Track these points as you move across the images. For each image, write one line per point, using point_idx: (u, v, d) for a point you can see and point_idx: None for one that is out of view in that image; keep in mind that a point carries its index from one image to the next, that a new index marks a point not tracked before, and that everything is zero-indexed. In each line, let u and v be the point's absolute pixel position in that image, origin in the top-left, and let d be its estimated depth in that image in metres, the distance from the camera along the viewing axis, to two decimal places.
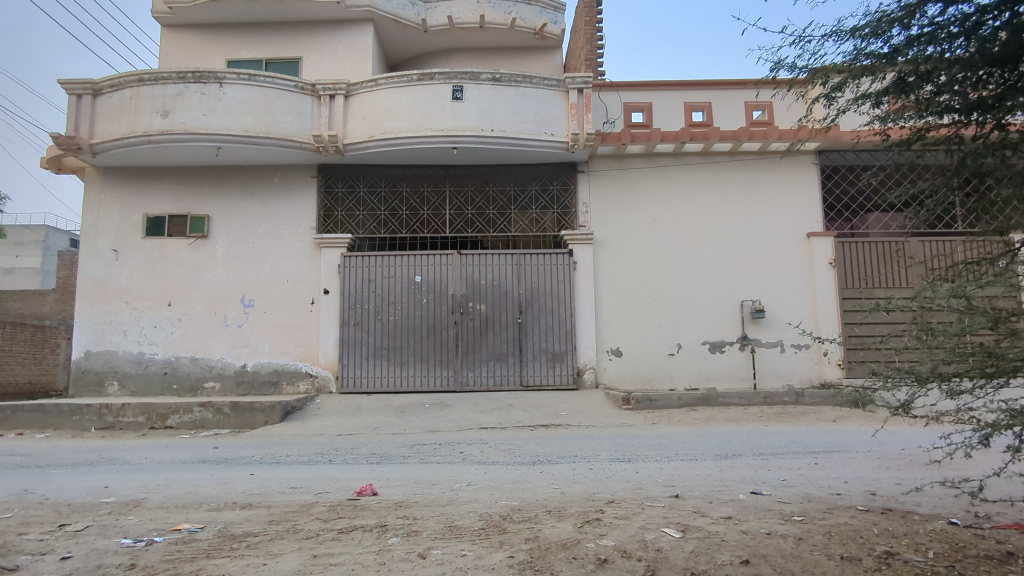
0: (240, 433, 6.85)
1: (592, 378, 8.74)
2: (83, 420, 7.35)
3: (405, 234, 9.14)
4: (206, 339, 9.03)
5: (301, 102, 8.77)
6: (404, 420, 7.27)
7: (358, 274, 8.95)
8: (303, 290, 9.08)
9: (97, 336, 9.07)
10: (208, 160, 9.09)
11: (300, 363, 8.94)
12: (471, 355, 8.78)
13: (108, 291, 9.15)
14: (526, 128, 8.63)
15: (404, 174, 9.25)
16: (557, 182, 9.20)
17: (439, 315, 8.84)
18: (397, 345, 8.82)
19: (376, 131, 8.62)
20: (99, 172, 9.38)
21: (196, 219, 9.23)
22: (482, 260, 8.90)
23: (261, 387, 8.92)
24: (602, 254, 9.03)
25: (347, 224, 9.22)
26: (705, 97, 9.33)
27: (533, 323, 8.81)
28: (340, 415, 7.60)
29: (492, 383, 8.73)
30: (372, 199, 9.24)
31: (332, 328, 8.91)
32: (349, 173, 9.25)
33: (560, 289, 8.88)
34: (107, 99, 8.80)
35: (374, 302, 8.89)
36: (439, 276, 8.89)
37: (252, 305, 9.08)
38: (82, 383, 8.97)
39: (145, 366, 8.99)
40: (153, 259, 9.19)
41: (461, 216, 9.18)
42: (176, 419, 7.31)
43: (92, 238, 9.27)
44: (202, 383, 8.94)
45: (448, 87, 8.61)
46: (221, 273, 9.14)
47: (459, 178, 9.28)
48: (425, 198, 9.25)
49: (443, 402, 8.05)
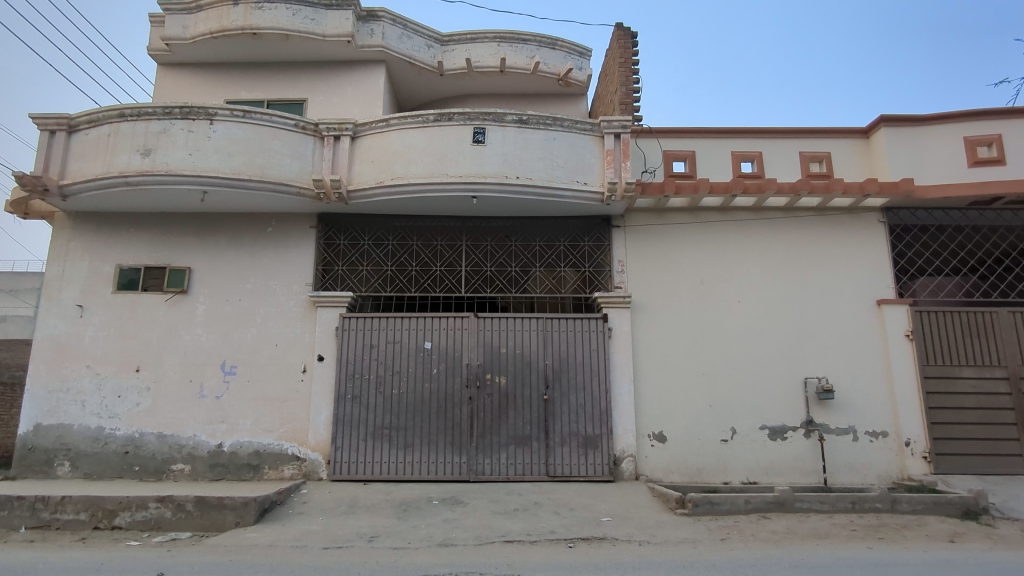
0: (200, 543, 5.50)
1: (631, 469, 7.38)
2: (13, 517, 6.07)
3: (414, 293, 7.93)
4: (177, 413, 7.71)
5: (300, 143, 7.74)
6: (408, 524, 5.91)
7: (359, 339, 7.72)
8: (294, 356, 7.81)
9: (49, 406, 7.76)
10: (193, 206, 7.99)
11: (286, 444, 7.59)
12: (488, 438, 7.43)
13: (67, 353, 7.89)
14: (556, 175, 7.52)
15: (416, 225, 8.14)
16: (588, 237, 8.06)
17: (452, 389, 7.55)
18: (401, 424, 7.49)
19: (385, 177, 7.53)
20: (70, 217, 8.30)
21: (175, 271, 8.06)
22: (503, 326, 7.68)
23: (238, 472, 7.56)
24: (641, 320, 7.80)
25: (348, 281, 8.04)
26: (756, 146, 8.25)
27: (563, 401, 7.50)
28: (330, 515, 6.25)
29: (513, 472, 7.34)
30: (378, 253, 8.10)
31: (326, 403, 7.62)
32: (353, 224, 8.16)
33: (593, 361, 7.60)
34: (83, 136, 7.78)
35: (377, 373, 7.63)
36: (452, 343, 7.65)
37: (234, 373, 7.80)
38: (28, 463, 7.62)
39: (103, 444, 7.65)
40: (123, 318, 7.97)
41: (478, 274, 7.99)
42: (126, 518, 6.01)
43: (55, 293, 8.08)
44: (169, 465, 7.58)
45: (469, 129, 7.58)
46: (200, 334, 7.90)
47: (477, 231, 8.15)
48: (438, 252, 8.09)
49: (456, 498, 6.67)
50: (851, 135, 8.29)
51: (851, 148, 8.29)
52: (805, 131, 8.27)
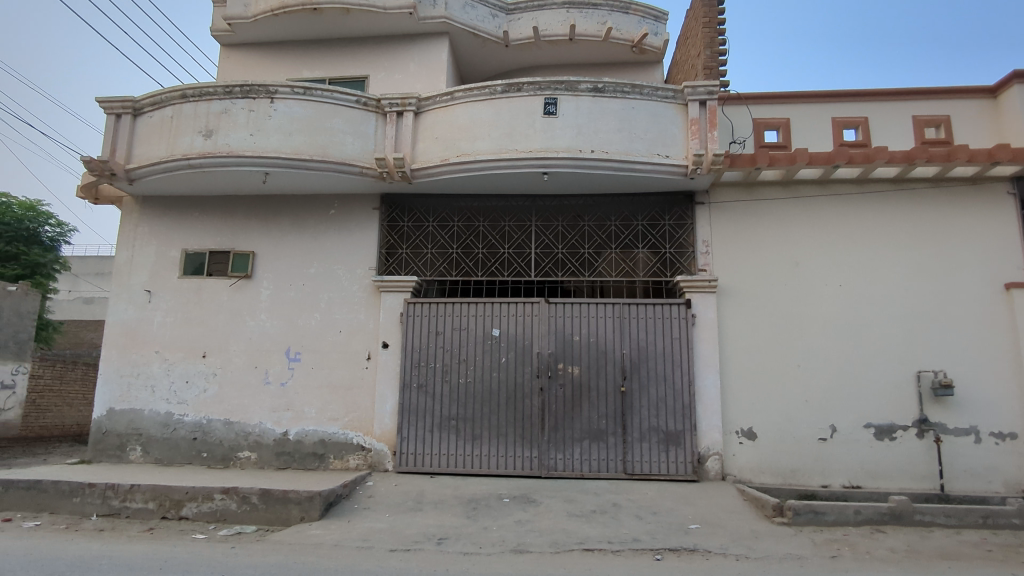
0: (264, 539, 5.32)
1: (717, 468, 6.76)
2: (85, 504, 6.09)
3: (480, 276, 7.49)
4: (243, 400, 7.59)
5: (362, 120, 7.37)
6: (478, 524, 5.52)
7: (424, 326, 7.37)
8: (358, 343, 7.53)
9: (121, 392, 7.79)
10: (256, 188, 7.78)
11: (351, 433, 7.34)
12: (561, 431, 6.96)
13: (137, 339, 7.89)
14: (634, 147, 6.87)
15: (483, 205, 7.69)
16: (667, 215, 7.40)
17: (521, 379, 7.11)
18: (468, 415, 7.12)
19: (450, 153, 7.08)
20: (138, 202, 8.27)
21: (239, 256, 7.90)
22: (576, 312, 7.15)
23: (304, 461, 7.38)
24: (729, 306, 7.10)
25: (412, 265, 7.69)
26: (860, 111, 7.33)
27: (641, 393, 6.93)
28: (396, 511, 5.94)
29: (587, 469, 6.85)
30: (443, 234, 7.70)
31: (391, 391, 7.32)
32: (418, 205, 7.78)
33: (674, 351, 6.98)
34: (147, 119, 7.68)
35: (443, 361, 7.27)
36: (522, 330, 7.19)
37: (298, 360, 7.60)
38: (103, 447, 7.68)
39: (172, 429, 7.62)
40: (189, 303, 7.89)
41: (549, 256, 7.47)
42: (193, 509, 5.91)
43: (125, 278, 8.09)
44: (235, 453, 7.48)
45: (539, 99, 7.02)
46: (265, 320, 7.73)
47: (548, 210, 7.60)
48: (505, 233, 7.60)
49: (528, 496, 6.24)
50: (974, 95, 7.26)
51: (974, 110, 7.26)
52: (920, 92, 7.29)
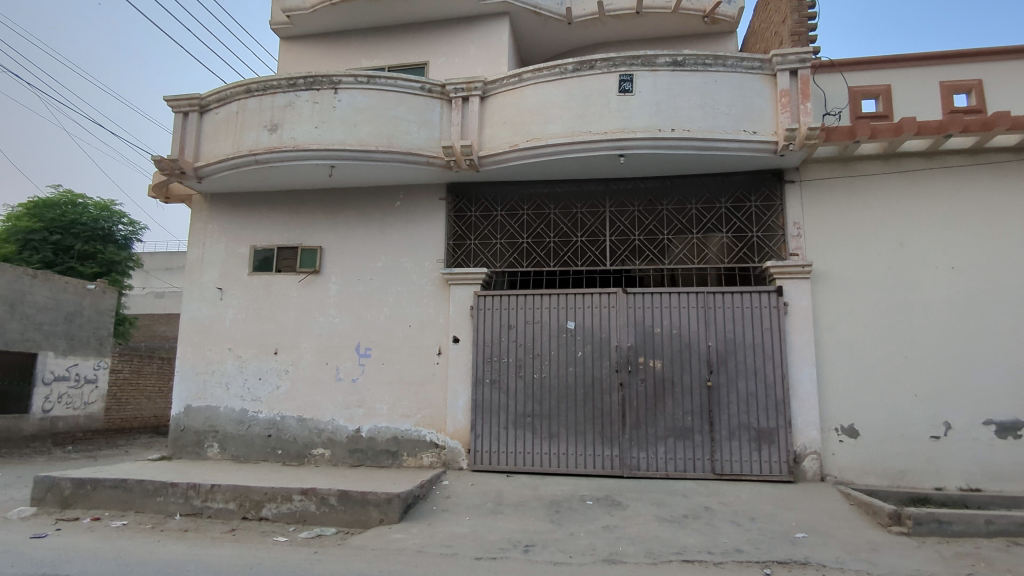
0: (345, 543, 5.21)
1: (816, 469, 6.26)
2: (169, 503, 6.14)
3: (553, 267, 7.16)
4: (315, 397, 7.52)
5: (426, 107, 7.11)
6: (565, 530, 5.24)
7: (495, 319, 7.11)
8: (428, 338, 7.34)
9: (197, 389, 7.85)
10: (321, 181, 7.65)
11: (423, 430, 7.17)
12: (643, 429, 6.59)
13: (211, 336, 7.93)
14: (718, 124, 6.36)
15: (553, 192, 7.34)
16: (754, 196, 6.86)
17: (599, 374, 6.77)
18: (544, 412, 6.84)
19: (519, 138, 6.75)
20: (207, 200, 8.29)
21: (307, 251, 7.82)
22: (656, 302, 6.74)
23: (377, 458, 7.26)
24: (824, 293, 6.54)
25: (481, 256, 7.41)
26: (973, 74, 6.59)
27: (729, 388, 6.49)
28: (476, 514, 5.73)
29: (672, 468, 6.47)
30: (512, 224, 7.39)
31: (464, 386, 7.10)
32: (485, 194, 7.50)
33: (765, 343, 6.48)
34: (213, 116, 7.64)
35: (516, 355, 7.00)
36: (599, 322, 6.84)
37: (368, 356, 7.47)
38: (182, 444, 7.77)
39: (247, 426, 7.63)
40: (260, 299, 7.86)
41: (625, 244, 7.07)
42: (272, 510, 5.87)
43: (197, 276, 8.13)
44: (310, 450, 7.43)
45: (614, 77, 6.60)
46: (334, 316, 7.63)
47: (622, 195, 7.19)
48: (578, 220, 7.23)
49: (613, 499, 5.92)
50: None
51: None
52: None
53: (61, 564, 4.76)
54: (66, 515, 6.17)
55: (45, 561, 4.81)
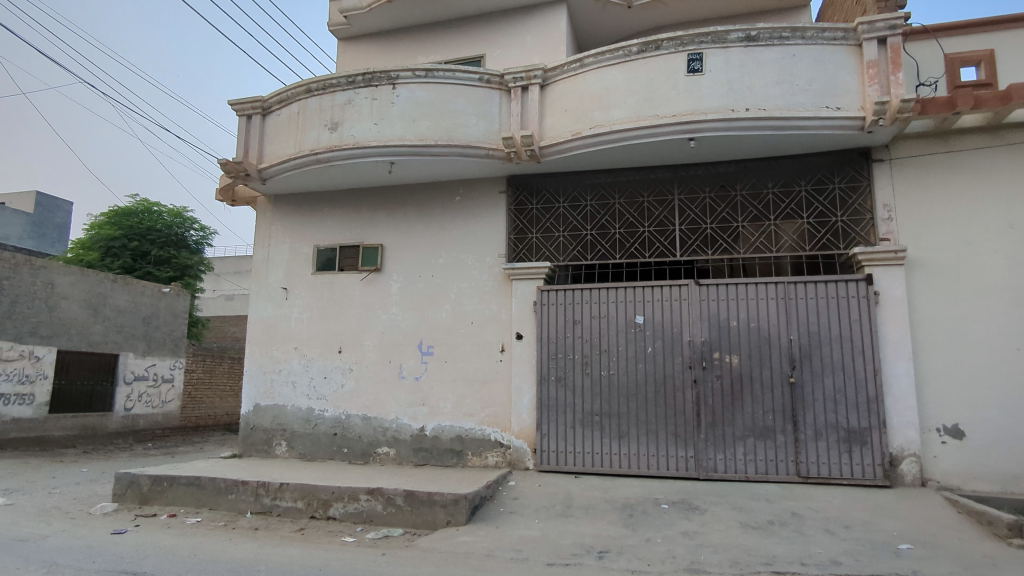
0: (412, 545, 5.09)
1: (915, 472, 5.73)
2: (240, 501, 6.20)
3: (619, 259, 6.86)
4: (379, 395, 7.48)
5: (485, 98, 6.94)
6: (640, 536, 4.96)
7: (560, 315, 6.87)
8: (491, 335, 7.17)
9: (265, 388, 7.95)
10: (380, 179, 7.60)
11: (488, 429, 7.01)
12: (720, 428, 6.22)
13: (277, 336, 8.01)
14: (798, 101, 5.91)
15: (618, 181, 7.04)
16: (837, 177, 6.36)
17: (671, 370, 6.43)
18: (612, 410, 6.55)
19: (582, 126, 6.48)
20: (272, 201, 8.39)
21: (369, 249, 7.79)
22: (731, 294, 6.35)
23: (442, 457, 7.14)
24: (921, 280, 5.98)
25: (544, 250, 7.18)
26: None
27: (814, 385, 6.04)
28: (545, 517, 5.52)
29: (753, 471, 6.07)
30: (576, 215, 7.13)
31: (528, 384, 6.89)
32: (546, 185, 7.27)
33: (853, 336, 5.99)
34: (276, 117, 7.70)
35: (582, 352, 6.74)
36: (670, 316, 6.50)
37: (431, 354, 7.37)
38: (252, 442, 7.89)
39: (314, 425, 7.66)
40: (323, 298, 7.89)
41: (696, 233, 6.70)
42: (340, 509, 5.83)
43: (263, 276, 8.24)
44: (375, 448, 7.38)
45: (682, 56, 6.24)
46: (396, 313, 7.57)
47: (692, 182, 6.81)
48: (645, 210, 6.90)
49: (690, 503, 5.59)
50: None
51: None
52: None
53: (138, 560, 4.82)
54: (144, 512, 6.32)
55: (124, 557, 4.89)
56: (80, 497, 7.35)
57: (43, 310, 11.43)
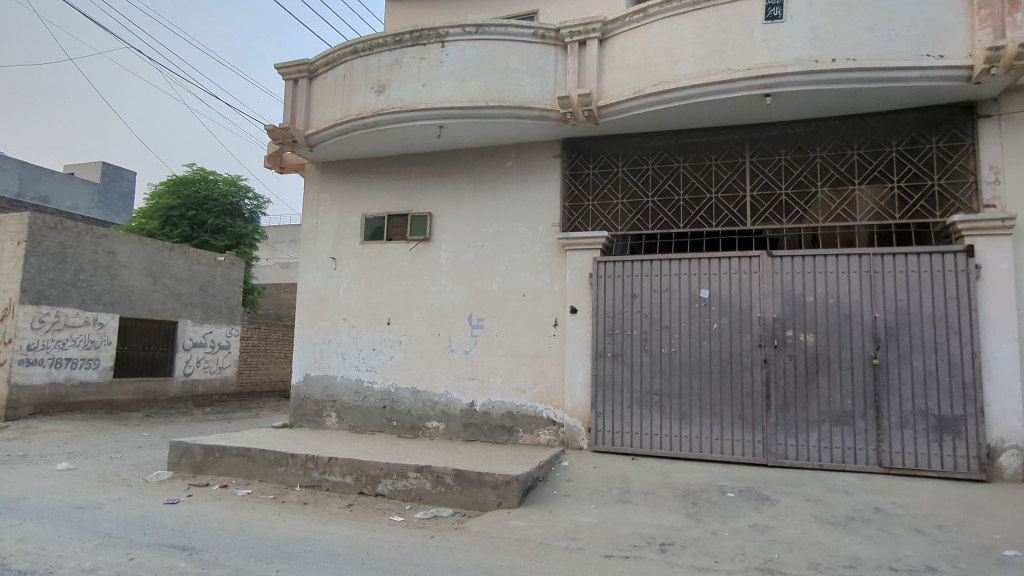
0: (462, 528, 4.88)
1: (1017, 467, 5.15)
2: (290, 474, 6.13)
3: (683, 228, 6.37)
4: (428, 368, 7.28)
5: (540, 56, 6.49)
6: (706, 528, 4.61)
7: (617, 287, 6.46)
8: (544, 308, 6.82)
9: (315, 358, 7.86)
10: (429, 144, 7.27)
11: (540, 406, 6.72)
12: (792, 412, 5.75)
13: (326, 306, 7.89)
14: (894, 49, 5.23)
15: (683, 143, 6.51)
16: (934, 136, 5.67)
17: (738, 348, 5.96)
18: (673, 390, 6.15)
19: (645, 83, 5.96)
20: (319, 169, 8.19)
21: (417, 218, 7.52)
22: (808, 267, 5.80)
23: (492, 434, 6.91)
24: None
25: (601, 218, 6.74)
26: None
27: (901, 368, 5.48)
28: (602, 503, 5.22)
29: (828, 459, 5.60)
30: (636, 181, 6.65)
31: (583, 361, 6.54)
32: (604, 148, 6.80)
33: (948, 314, 5.39)
34: (322, 81, 7.44)
35: (641, 327, 6.34)
36: (738, 290, 6.00)
37: (481, 327, 7.10)
38: (302, 412, 7.84)
39: (363, 397, 7.54)
40: (372, 268, 7.69)
41: (769, 199, 6.14)
42: (388, 486, 5.68)
43: (312, 246, 8.09)
44: (424, 422, 7.21)
45: (758, 2, 5.62)
46: (445, 285, 7.31)
47: (765, 143, 6.22)
48: (712, 174, 6.37)
49: (759, 493, 5.19)
50: None
51: None
52: None
53: (188, 532, 4.76)
54: (198, 481, 6.33)
55: (174, 529, 4.84)
56: (139, 463, 7.48)
57: (105, 277, 11.71)
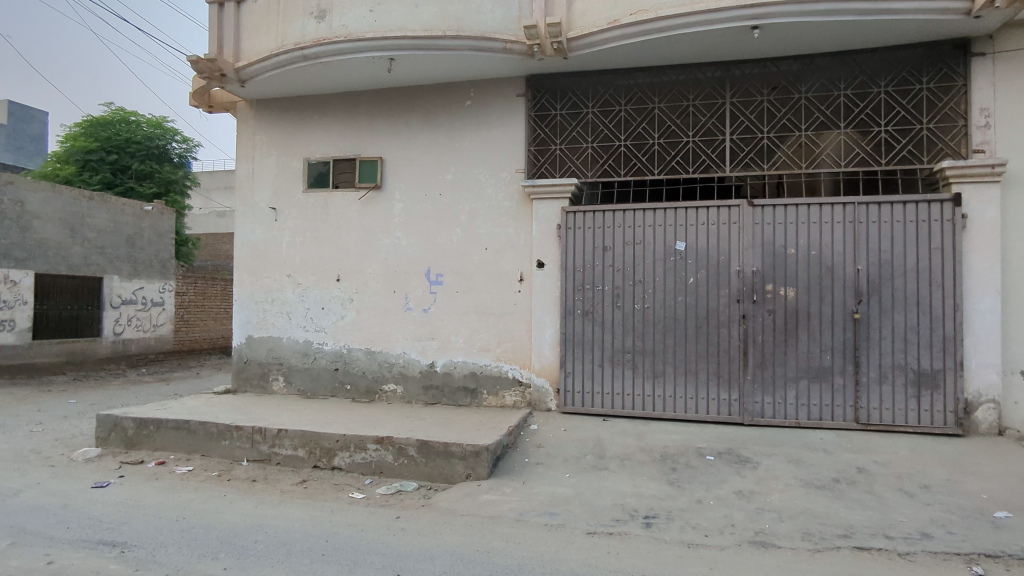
0: (430, 505, 4.49)
1: (991, 420, 5.08)
2: (234, 448, 5.57)
3: (658, 174, 5.93)
4: (383, 328, 6.75)
5: None
6: (690, 497, 4.36)
7: (587, 240, 6.02)
8: (508, 262, 6.33)
9: (258, 318, 7.19)
10: (378, 80, 6.50)
11: (505, 366, 6.31)
12: (769, 369, 5.53)
13: (268, 261, 7.17)
14: None
15: (658, 82, 6.00)
16: (925, 76, 5.34)
17: (715, 303, 5.66)
18: (646, 348, 5.83)
19: (621, 13, 5.39)
20: (253, 107, 7.30)
21: (367, 163, 6.82)
22: (790, 217, 5.48)
23: (454, 396, 6.49)
24: (1017, 200, 5.10)
25: (570, 163, 6.21)
26: None
27: (881, 322, 5.30)
28: (577, 470, 4.91)
29: (805, 416, 5.43)
30: (607, 122, 6.12)
31: (552, 318, 6.13)
32: (573, 87, 6.22)
33: (931, 265, 5.19)
34: (253, 6, 6.54)
35: (612, 282, 5.94)
36: (717, 242, 5.65)
37: (440, 283, 6.57)
38: (246, 376, 7.22)
39: (313, 359, 6.96)
40: (317, 219, 6.99)
41: (750, 143, 5.74)
42: (345, 459, 5.22)
43: (249, 194, 7.28)
44: (380, 385, 6.72)
45: None
46: (400, 238, 6.71)
47: (747, 82, 5.77)
48: (690, 116, 5.90)
49: (739, 456, 4.99)
50: None
51: None
52: None
53: (118, 519, 4.19)
54: (130, 458, 5.69)
55: (102, 515, 4.26)
56: (62, 436, 6.75)
57: (14, 230, 10.51)
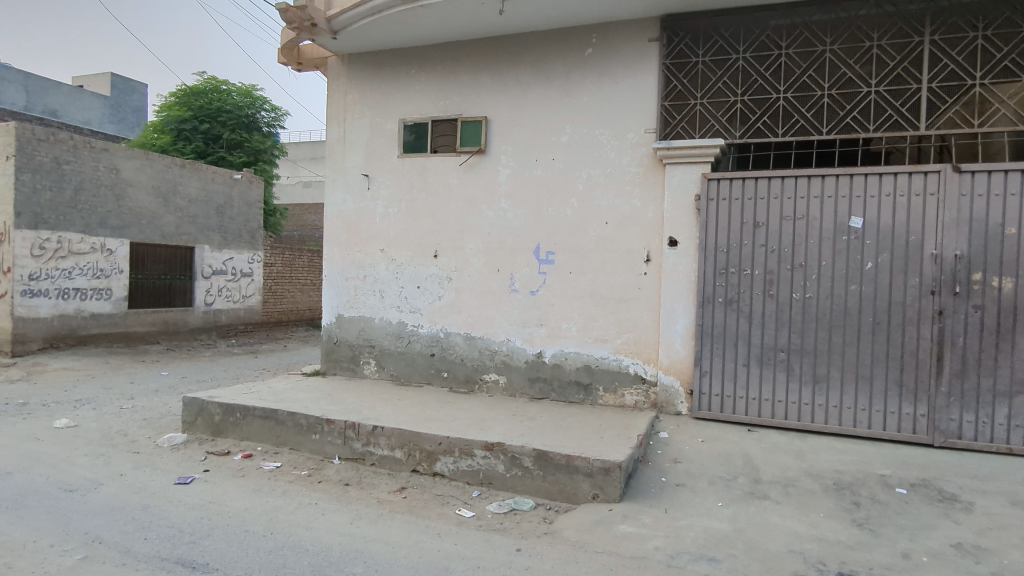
0: (553, 534, 3.71)
1: None
2: (325, 443, 5.00)
3: (828, 134, 4.81)
4: (485, 311, 6.00)
5: None
6: (892, 549, 3.37)
7: (733, 214, 5.00)
8: (633, 239, 5.40)
9: (349, 296, 6.61)
10: (485, 26, 5.65)
11: (626, 360, 5.44)
12: (972, 380, 4.38)
13: (360, 234, 6.55)
14: None
15: (833, 18, 4.83)
16: None
17: (901, 295, 4.53)
18: (806, 346, 4.79)
19: None
20: (345, 64, 6.63)
21: (469, 125, 6.01)
22: (1011, 186, 4.26)
23: (564, 391, 5.68)
24: None
25: (713, 120, 5.16)
26: None
27: None
28: (730, 498, 4.00)
29: (1019, 441, 4.28)
30: (762, 70, 5.02)
31: (686, 306, 5.19)
32: (720, 28, 5.15)
33: None
34: None
35: (765, 265, 4.92)
36: (906, 218, 4.51)
37: (551, 262, 5.73)
38: (336, 358, 6.69)
39: (407, 343, 6.33)
40: (414, 187, 6.28)
41: (956, 93, 4.52)
42: (449, 465, 4.54)
43: (340, 161, 6.65)
44: (480, 375, 6.01)
45: None
46: (505, 209, 5.90)
47: (955, 15, 4.53)
48: (873, 60, 4.73)
49: (941, 491, 3.93)
50: None
51: None
52: None
53: (200, 530, 3.67)
54: (217, 448, 5.23)
55: (183, 524, 3.75)
56: (151, 416, 6.44)
57: (110, 198, 10.49)
